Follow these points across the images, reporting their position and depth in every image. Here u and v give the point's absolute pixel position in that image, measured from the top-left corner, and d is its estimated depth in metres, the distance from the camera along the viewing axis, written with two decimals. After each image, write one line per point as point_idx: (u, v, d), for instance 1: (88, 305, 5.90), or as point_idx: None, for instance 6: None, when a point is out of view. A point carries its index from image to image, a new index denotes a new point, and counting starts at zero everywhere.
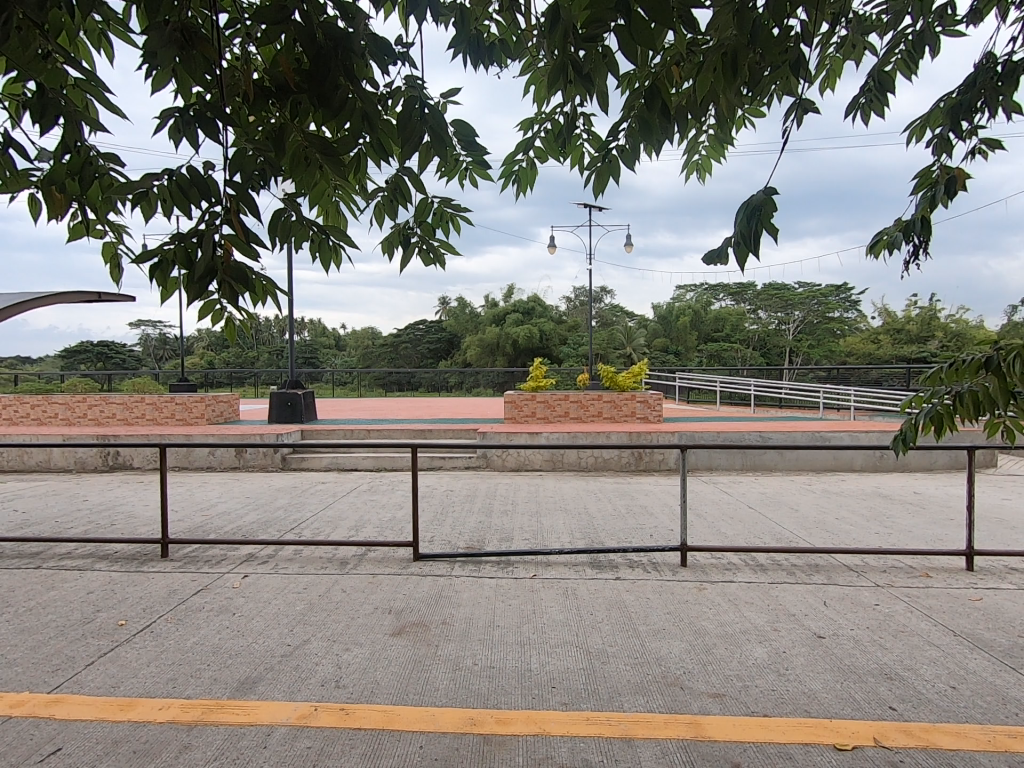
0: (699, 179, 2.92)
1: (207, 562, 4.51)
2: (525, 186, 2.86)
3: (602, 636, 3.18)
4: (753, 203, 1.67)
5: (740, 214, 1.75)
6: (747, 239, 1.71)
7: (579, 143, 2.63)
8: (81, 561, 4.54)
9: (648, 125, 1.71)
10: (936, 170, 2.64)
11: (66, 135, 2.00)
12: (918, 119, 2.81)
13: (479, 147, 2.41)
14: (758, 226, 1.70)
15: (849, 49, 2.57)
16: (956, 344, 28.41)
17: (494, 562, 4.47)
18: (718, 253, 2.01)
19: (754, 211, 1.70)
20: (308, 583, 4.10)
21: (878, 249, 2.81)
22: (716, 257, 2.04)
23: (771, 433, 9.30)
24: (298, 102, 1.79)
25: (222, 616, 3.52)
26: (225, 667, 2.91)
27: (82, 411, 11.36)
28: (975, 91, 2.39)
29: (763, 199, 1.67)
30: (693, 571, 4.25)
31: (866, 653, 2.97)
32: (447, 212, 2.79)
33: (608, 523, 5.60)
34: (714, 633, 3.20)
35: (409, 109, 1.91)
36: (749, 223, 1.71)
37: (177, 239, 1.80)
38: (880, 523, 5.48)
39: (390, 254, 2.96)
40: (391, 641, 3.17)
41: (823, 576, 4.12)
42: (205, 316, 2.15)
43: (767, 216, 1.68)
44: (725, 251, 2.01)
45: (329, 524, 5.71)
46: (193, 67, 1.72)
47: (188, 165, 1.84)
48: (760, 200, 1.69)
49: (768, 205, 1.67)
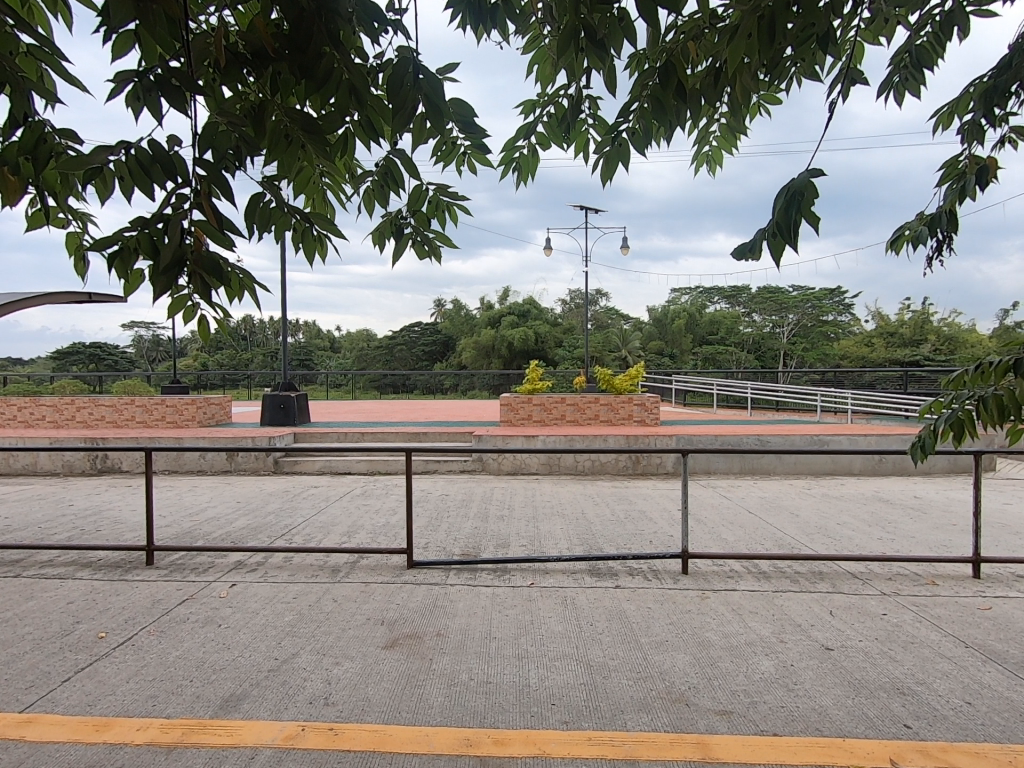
0: (709, 171, 2.80)
1: (194, 571, 4.37)
2: (527, 175, 2.74)
3: (603, 649, 3.07)
4: (795, 190, 1.51)
5: (777, 201, 1.59)
6: (785, 229, 1.55)
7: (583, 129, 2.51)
8: (62, 569, 4.39)
9: (661, 104, 1.62)
10: (964, 159, 2.55)
11: (14, 107, 1.86)
12: (945, 105, 2.70)
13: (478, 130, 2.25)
14: (798, 216, 1.54)
15: (879, 26, 2.46)
16: (949, 348, 28.59)
17: (490, 569, 4.36)
18: (750, 246, 1.86)
19: (794, 198, 1.54)
20: (298, 592, 3.96)
21: (898, 245, 2.70)
22: (748, 251, 1.88)
23: (769, 436, 9.23)
24: (277, 73, 1.68)
25: (207, 628, 3.39)
26: (208, 683, 2.78)
27: (71, 413, 11.17)
28: (1012, 73, 2.28)
29: (806, 185, 1.51)
30: (695, 578, 4.14)
31: (877, 667, 2.86)
32: (442, 202, 2.67)
33: (607, 529, 5.49)
34: (719, 646, 3.09)
35: (400, 75, 1.78)
36: (788, 213, 1.55)
37: (139, 224, 1.67)
38: (883, 529, 5.39)
39: (381, 245, 2.83)
40: (383, 655, 3.04)
41: (828, 584, 4.02)
42: (177, 313, 2.02)
43: (807, 204, 1.53)
44: (757, 245, 1.86)
45: (321, 530, 5.57)
46: (158, 28, 1.59)
47: (150, 137, 1.71)
48: (801, 186, 1.53)
49: (811, 190, 1.50)
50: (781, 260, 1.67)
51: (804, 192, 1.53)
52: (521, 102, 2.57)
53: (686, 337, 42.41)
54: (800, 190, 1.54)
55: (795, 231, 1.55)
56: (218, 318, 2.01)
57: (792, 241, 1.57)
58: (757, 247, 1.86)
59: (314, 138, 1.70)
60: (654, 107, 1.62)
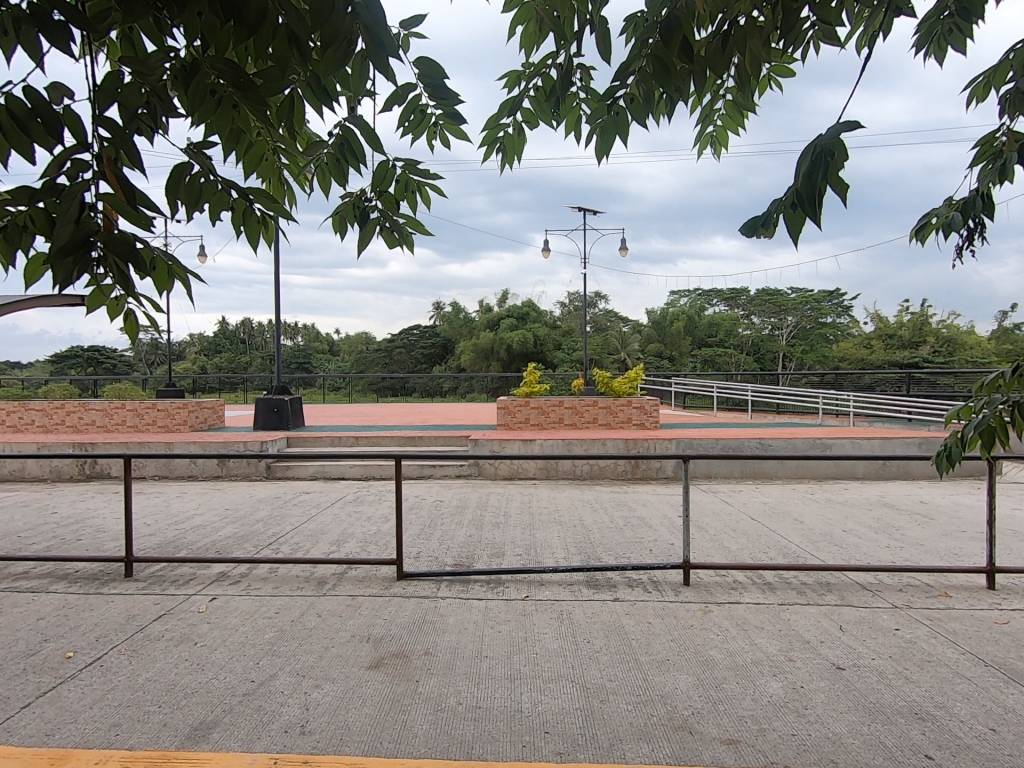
0: (715, 155, 2.60)
1: (173, 584, 4.18)
2: (512, 157, 2.53)
3: (600, 670, 2.89)
4: (823, 150, 1.30)
5: (800, 164, 1.38)
6: (807, 197, 1.34)
7: (575, 105, 2.30)
8: (36, 581, 4.20)
9: (664, 66, 1.50)
10: (1002, 137, 2.39)
11: None
12: (982, 76, 2.54)
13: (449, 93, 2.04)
14: (824, 184, 1.33)
15: None
16: (948, 350, 28.52)
17: (484, 581, 4.18)
18: (762, 220, 1.68)
19: (819, 160, 1.33)
20: (281, 606, 3.78)
21: (924, 234, 2.54)
22: (759, 226, 1.71)
23: (770, 439, 9.06)
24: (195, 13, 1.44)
25: (182, 647, 3.20)
26: (178, 709, 2.59)
27: (60, 418, 10.96)
28: None
29: (835, 144, 1.30)
30: (696, 590, 3.97)
31: (892, 689, 2.68)
32: (412, 182, 2.41)
33: (605, 537, 5.30)
34: (723, 665, 2.91)
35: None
36: (812, 180, 1.35)
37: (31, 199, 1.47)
38: (890, 536, 5.22)
39: (343, 233, 2.55)
40: (367, 676, 2.86)
41: (837, 596, 3.85)
42: (97, 308, 1.86)
43: (835, 169, 1.32)
44: (773, 217, 1.66)
45: (309, 539, 5.37)
46: None
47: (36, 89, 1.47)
48: (829, 146, 1.32)
49: (839, 152, 1.30)
50: (802, 236, 1.46)
51: (832, 152, 1.33)
52: (504, 73, 2.32)
53: (685, 340, 42.32)
54: (827, 151, 1.33)
55: (821, 201, 1.34)
56: (145, 318, 1.85)
57: (816, 212, 1.36)
58: (770, 222, 1.69)
59: (247, 93, 1.53)
60: (656, 67, 1.50)
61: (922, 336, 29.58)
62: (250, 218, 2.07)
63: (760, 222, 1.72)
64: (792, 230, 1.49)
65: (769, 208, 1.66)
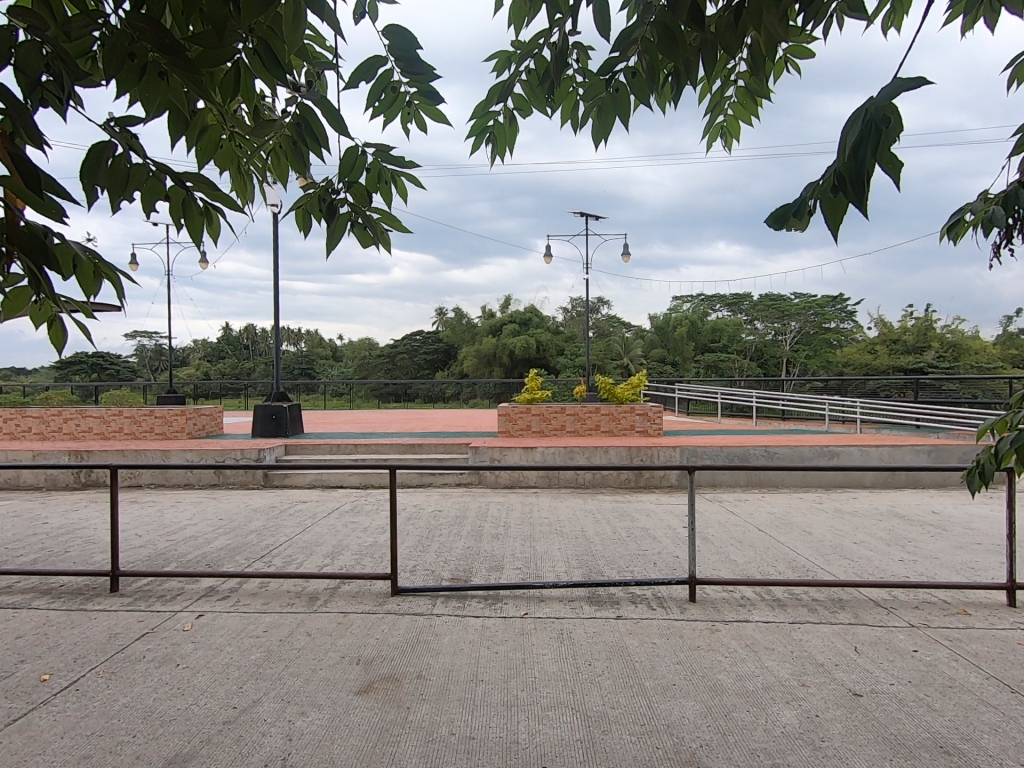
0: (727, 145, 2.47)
1: (160, 599, 4.04)
2: (503, 147, 2.39)
3: (602, 696, 2.73)
4: (878, 118, 1.13)
5: (847, 135, 1.18)
6: (856, 182, 1.14)
7: (571, 88, 2.14)
8: (19, 597, 4.06)
9: (670, 36, 1.38)
10: None
11: None
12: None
13: (425, 69, 1.86)
14: (872, 162, 1.14)
15: None
16: (953, 355, 28.26)
17: (481, 597, 4.02)
18: (794, 209, 1.50)
19: (871, 132, 1.15)
20: (269, 624, 3.63)
21: (958, 230, 2.40)
22: (789, 217, 1.53)
23: (777, 446, 8.88)
24: None
25: (163, 669, 3.06)
26: (152, 739, 2.44)
27: (57, 425, 10.86)
28: None
29: (891, 112, 1.13)
30: (703, 607, 3.80)
31: (915, 719, 2.51)
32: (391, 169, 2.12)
33: (608, 550, 5.13)
34: (733, 692, 2.74)
35: None
36: (860, 155, 1.15)
37: None
38: (903, 549, 5.04)
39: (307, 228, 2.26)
40: (355, 703, 2.71)
41: (850, 614, 3.68)
42: (15, 314, 1.73)
43: (885, 144, 1.14)
44: (807, 203, 1.47)
45: (303, 551, 5.23)
46: None
47: None
48: (881, 113, 1.14)
49: (893, 123, 1.13)
50: (845, 225, 1.26)
51: (884, 122, 1.15)
52: (492, 55, 2.17)
53: (688, 346, 42.14)
54: (877, 120, 1.16)
55: (868, 178, 1.15)
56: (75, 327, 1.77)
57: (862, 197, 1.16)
58: (803, 210, 1.50)
59: (173, 57, 1.32)
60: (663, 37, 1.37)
61: (927, 341, 29.32)
62: (189, 209, 1.86)
63: (790, 211, 1.53)
64: (830, 218, 1.31)
65: (803, 194, 1.48)
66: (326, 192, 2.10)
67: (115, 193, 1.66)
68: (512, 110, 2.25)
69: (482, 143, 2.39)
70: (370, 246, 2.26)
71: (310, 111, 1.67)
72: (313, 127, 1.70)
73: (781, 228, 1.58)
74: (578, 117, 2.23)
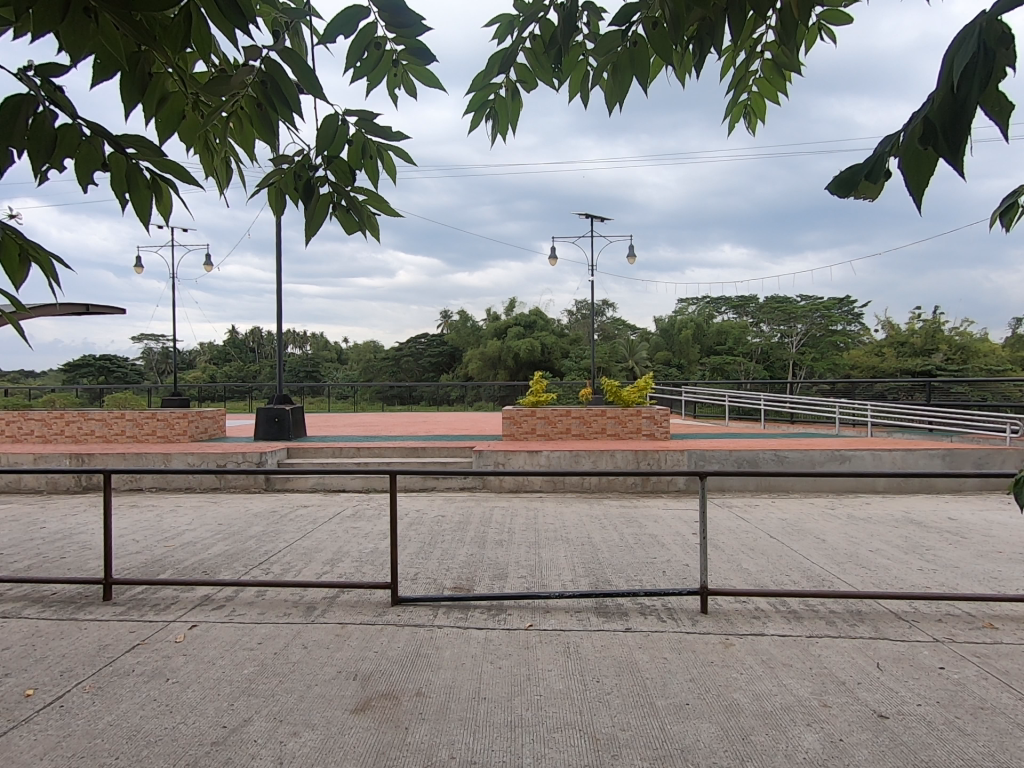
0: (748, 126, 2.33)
1: (153, 609, 3.91)
2: (505, 124, 2.26)
3: (611, 716, 2.58)
4: (993, 40, 0.99)
5: (955, 62, 1.02)
6: (956, 122, 1.01)
7: (580, 57, 2.01)
8: (10, 605, 3.95)
9: None
10: None
11: None
12: None
13: (412, 20, 1.74)
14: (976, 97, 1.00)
15: None
16: (962, 357, 27.88)
17: (485, 608, 3.88)
18: (864, 172, 1.30)
19: (979, 59, 1.00)
20: (265, 635, 3.50)
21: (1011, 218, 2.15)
22: (854, 182, 1.32)
23: (787, 450, 8.70)
24: None
25: (153, 684, 2.93)
26: (136, 761, 2.31)
27: (59, 428, 10.80)
28: None
29: (1006, 32, 1.00)
30: (715, 619, 3.65)
31: (946, 745, 2.35)
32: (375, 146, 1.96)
33: (615, 558, 4.98)
34: (750, 712, 2.59)
35: None
36: (964, 91, 1.01)
37: None
38: (922, 558, 4.87)
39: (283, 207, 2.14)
40: (351, 722, 2.57)
41: (870, 627, 3.52)
42: None
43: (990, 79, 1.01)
44: (883, 161, 1.28)
45: (302, 558, 5.10)
46: None
47: None
48: (991, 43, 1.00)
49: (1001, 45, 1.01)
50: (932, 189, 1.09)
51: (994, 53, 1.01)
52: (495, 19, 2.03)
53: (694, 348, 41.88)
54: (985, 50, 1.01)
55: (965, 121, 1.01)
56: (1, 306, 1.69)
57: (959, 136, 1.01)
58: (875, 173, 1.30)
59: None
60: None
61: (935, 343, 28.94)
62: (132, 178, 1.74)
63: (859, 174, 1.33)
64: (915, 181, 1.13)
65: (876, 154, 1.29)
66: (304, 168, 1.97)
67: (35, 150, 1.57)
68: (514, 83, 2.12)
69: (483, 119, 2.26)
70: (355, 232, 2.14)
71: (278, 68, 1.55)
72: (282, 88, 1.59)
73: (844, 197, 1.36)
74: (587, 90, 2.10)
